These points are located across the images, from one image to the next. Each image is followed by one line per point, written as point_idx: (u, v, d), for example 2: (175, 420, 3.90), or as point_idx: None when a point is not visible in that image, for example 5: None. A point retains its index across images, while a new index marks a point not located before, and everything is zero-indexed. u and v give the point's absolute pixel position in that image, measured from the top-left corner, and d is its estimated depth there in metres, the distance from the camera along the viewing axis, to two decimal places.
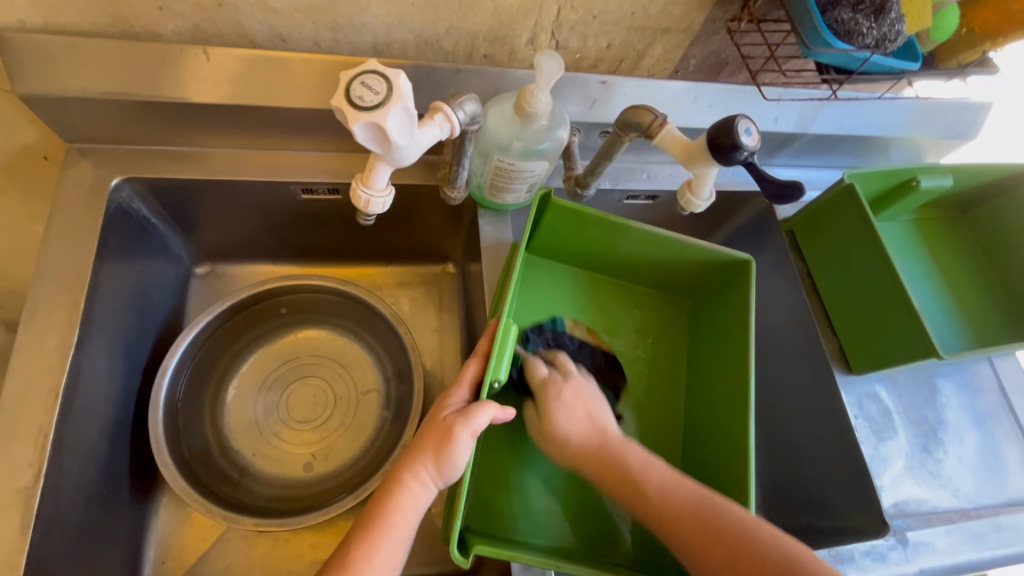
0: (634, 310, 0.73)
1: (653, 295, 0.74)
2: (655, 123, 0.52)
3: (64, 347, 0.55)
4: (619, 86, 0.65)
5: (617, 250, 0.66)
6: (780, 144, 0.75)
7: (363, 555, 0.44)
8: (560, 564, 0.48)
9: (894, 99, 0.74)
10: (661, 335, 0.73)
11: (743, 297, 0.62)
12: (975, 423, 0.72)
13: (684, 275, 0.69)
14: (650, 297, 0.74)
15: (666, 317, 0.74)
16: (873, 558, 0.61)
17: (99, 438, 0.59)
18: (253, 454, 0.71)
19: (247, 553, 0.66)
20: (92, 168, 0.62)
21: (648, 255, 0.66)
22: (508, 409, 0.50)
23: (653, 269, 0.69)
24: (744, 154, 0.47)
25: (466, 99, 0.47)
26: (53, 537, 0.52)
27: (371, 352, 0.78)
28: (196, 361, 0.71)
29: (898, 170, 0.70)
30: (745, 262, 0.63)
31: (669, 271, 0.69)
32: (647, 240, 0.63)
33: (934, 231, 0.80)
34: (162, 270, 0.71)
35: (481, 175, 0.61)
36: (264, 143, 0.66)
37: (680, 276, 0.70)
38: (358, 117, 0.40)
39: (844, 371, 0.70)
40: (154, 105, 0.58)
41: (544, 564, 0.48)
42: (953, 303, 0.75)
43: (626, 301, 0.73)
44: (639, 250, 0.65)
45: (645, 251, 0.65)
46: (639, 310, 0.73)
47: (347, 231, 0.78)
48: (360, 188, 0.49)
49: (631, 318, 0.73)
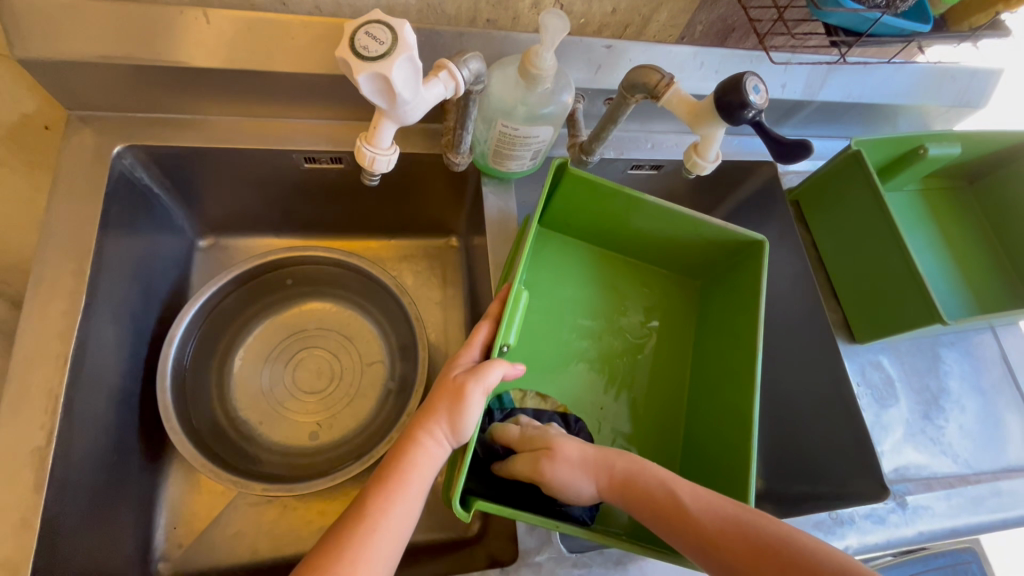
0: (645, 288, 0.73)
1: (664, 275, 0.74)
2: (662, 83, 0.52)
3: (71, 313, 0.55)
4: (624, 51, 0.64)
5: (629, 225, 0.65)
6: (787, 112, 0.75)
7: (379, 508, 0.45)
8: (560, 523, 0.47)
9: (904, 65, 0.73)
10: (670, 315, 0.72)
11: (754, 269, 0.62)
12: (978, 391, 0.72)
13: (695, 255, 0.68)
14: (660, 277, 0.74)
15: (676, 295, 0.73)
16: (873, 521, 0.62)
17: (109, 404, 0.60)
18: (259, 423, 0.72)
19: (255, 520, 0.67)
20: (93, 135, 0.62)
21: (660, 232, 0.65)
22: (518, 367, 0.51)
23: (667, 247, 0.68)
24: (751, 112, 0.47)
25: (471, 56, 0.46)
26: (67, 498, 0.53)
27: (376, 324, 0.79)
28: (203, 331, 0.71)
29: (906, 138, 0.69)
30: (758, 243, 0.61)
31: (682, 250, 0.68)
32: (659, 216, 0.62)
33: (940, 201, 0.80)
34: (165, 241, 0.71)
35: (485, 141, 0.61)
36: (265, 110, 0.65)
37: (691, 255, 0.69)
38: (363, 67, 0.39)
39: (847, 340, 0.71)
40: (153, 70, 0.57)
41: (545, 523, 0.47)
42: (958, 273, 0.75)
43: (635, 278, 0.73)
44: (651, 227, 0.64)
45: (658, 227, 0.64)
46: (649, 290, 0.73)
47: (349, 202, 0.78)
48: (365, 146, 0.49)
49: (641, 296, 0.72)
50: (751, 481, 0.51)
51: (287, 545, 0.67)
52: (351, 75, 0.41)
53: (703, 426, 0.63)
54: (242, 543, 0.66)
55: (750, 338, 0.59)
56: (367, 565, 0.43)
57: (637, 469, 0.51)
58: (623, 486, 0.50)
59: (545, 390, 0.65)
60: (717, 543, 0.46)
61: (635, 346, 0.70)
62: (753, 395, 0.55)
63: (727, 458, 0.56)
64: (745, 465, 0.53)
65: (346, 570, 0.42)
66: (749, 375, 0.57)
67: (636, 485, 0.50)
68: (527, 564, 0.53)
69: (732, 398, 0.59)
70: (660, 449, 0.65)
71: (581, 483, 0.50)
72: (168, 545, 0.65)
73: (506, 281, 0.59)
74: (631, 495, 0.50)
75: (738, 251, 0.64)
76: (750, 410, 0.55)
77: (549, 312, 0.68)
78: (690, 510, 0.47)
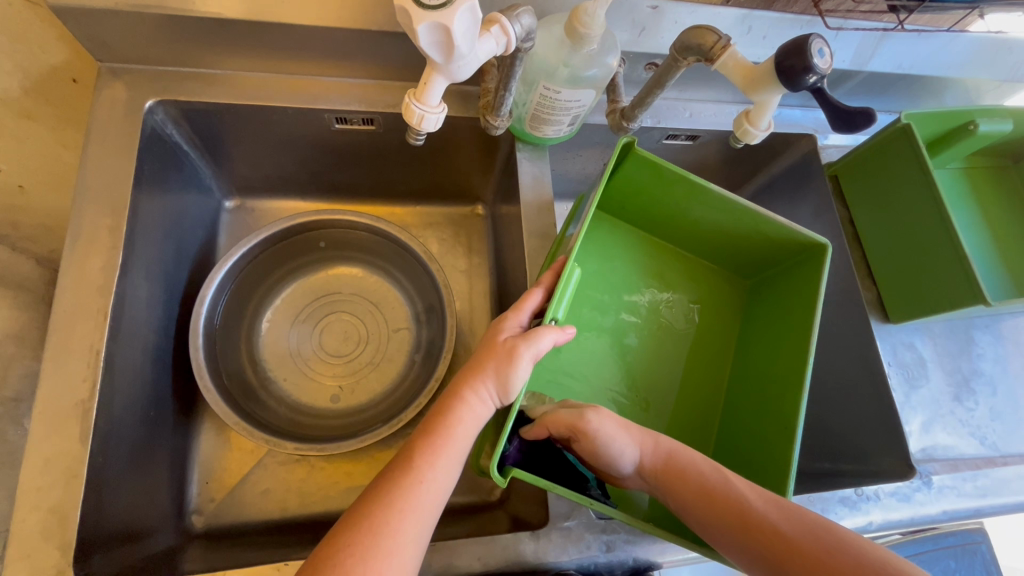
0: (692, 282, 0.72)
1: (713, 270, 0.73)
2: (718, 45, 0.49)
3: (109, 270, 0.55)
4: (671, 11, 0.61)
5: (687, 213, 0.64)
6: (834, 82, 0.72)
7: (424, 462, 0.45)
8: (592, 502, 0.47)
9: (961, 34, 0.69)
10: (715, 311, 0.71)
11: (812, 272, 0.60)
12: (1010, 374, 0.71)
13: (754, 252, 0.66)
14: (707, 271, 0.73)
15: (722, 289, 0.72)
16: (897, 498, 0.62)
17: (145, 360, 0.61)
18: (285, 380, 0.73)
19: (284, 478, 0.69)
20: (124, 89, 0.61)
21: (720, 224, 0.63)
22: (568, 331, 0.51)
23: (723, 242, 0.67)
24: (813, 78, 0.45)
25: (523, 11, 0.45)
26: (109, 449, 0.54)
27: (403, 291, 0.79)
28: (233, 290, 0.71)
29: (958, 112, 0.66)
30: (821, 248, 0.59)
31: (740, 247, 0.67)
32: (720, 207, 0.60)
33: (985, 181, 0.77)
34: (195, 201, 0.71)
35: (525, 105, 0.59)
36: (295, 67, 0.64)
37: (749, 253, 0.67)
38: (423, 16, 0.38)
39: (881, 319, 0.70)
40: (183, 22, 0.56)
41: (577, 499, 0.46)
42: (999, 254, 0.73)
43: (684, 270, 0.72)
44: (712, 218, 0.63)
45: (719, 220, 0.63)
46: (696, 284, 0.72)
47: (378, 165, 0.76)
48: (413, 104, 0.48)
49: (684, 287, 0.71)
50: (791, 471, 0.50)
51: (315, 503, 0.68)
52: (408, 25, 0.39)
53: (739, 425, 0.62)
54: (273, 500, 0.68)
55: (803, 337, 0.58)
56: (412, 515, 0.43)
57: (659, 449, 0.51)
58: (662, 476, 0.50)
59: (581, 371, 0.65)
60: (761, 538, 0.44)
61: (677, 336, 0.69)
62: (800, 398, 0.54)
63: (769, 445, 0.55)
64: (783, 465, 0.52)
65: (393, 519, 0.43)
66: (796, 377, 0.56)
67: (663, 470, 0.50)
68: (557, 528, 0.54)
69: (775, 399, 0.58)
70: (691, 444, 0.65)
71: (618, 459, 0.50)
72: (201, 499, 0.67)
73: (558, 254, 0.58)
74: (666, 484, 0.50)
75: (796, 248, 0.62)
76: (794, 411, 0.54)
77: (592, 294, 0.68)
78: (726, 501, 0.46)
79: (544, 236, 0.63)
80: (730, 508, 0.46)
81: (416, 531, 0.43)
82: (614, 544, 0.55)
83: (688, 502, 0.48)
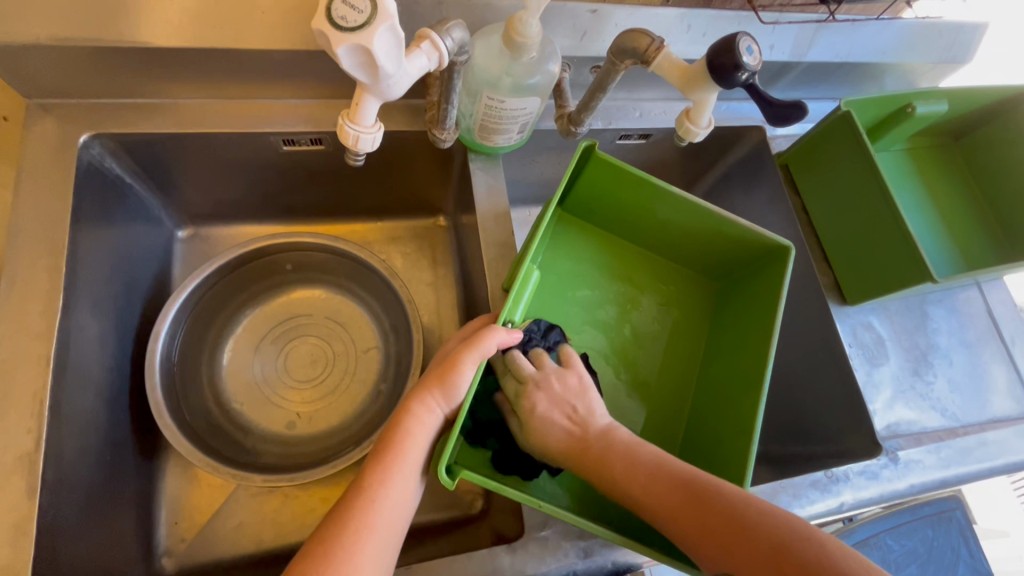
0: (660, 284, 0.72)
1: (681, 271, 0.73)
2: (652, 47, 0.50)
3: (50, 313, 0.53)
4: (610, 15, 0.62)
5: (652, 216, 0.64)
6: (776, 75, 0.74)
7: (378, 480, 0.46)
8: (542, 503, 0.45)
9: (891, 21, 0.72)
10: (684, 311, 0.72)
11: (776, 273, 0.61)
12: (965, 347, 0.73)
13: (718, 254, 0.67)
14: (678, 273, 0.73)
15: (690, 290, 0.73)
16: (866, 477, 0.63)
17: (97, 404, 0.59)
18: (251, 411, 0.71)
19: (258, 510, 0.67)
20: (57, 124, 0.58)
21: (686, 225, 0.63)
22: (513, 334, 0.53)
23: (689, 244, 0.68)
24: (745, 75, 0.46)
25: (453, 25, 0.45)
26: (62, 499, 0.52)
27: (367, 309, 0.78)
28: (190, 322, 0.69)
29: (895, 96, 0.68)
30: (785, 250, 0.60)
31: (706, 248, 0.67)
32: (683, 209, 0.61)
33: (927, 160, 0.80)
34: (144, 234, 0.69)
35: (471, 116, 0.59)
36: (237, 91, 0.63)
37: (713, 254, 0.68)
38: (342, 39, 0.37)
39: (838, 302, 0.72)
40: (114, 53, 0.54)
41: (527, 500, 0.45)
42: (946, 232, 0.76)
43: (652, 272, 0.73)
44: (678, 219, 0.63)
45: (684, 221, 0.63)
46: (664, 285, 0.72)
47: (333, 184, 0.75)
48: (347, 125, 0.47)
49: (653, 289, 0.72)
50: (749, 469, 0.51)
51: (291, 534, 0.66)
52: (328, 48, 0.39)
53: (705, 426, 0.62)
54: (246, 533, 0.66)
55: (767, 335, 0.58)
56: (369, 534, 0.44)
57: (634, 455, 0.51)
58: (617, 481, 0.50)
59: None
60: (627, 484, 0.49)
61: (645, 340, 0.69)
62: (759, 398, 0.54)
63: (732, 442, 0.56)
64: (742, 466, 0.52)
65: (349, 539, 0.44)
66: (757, 379, 0.57)
67: (611, 461, 0.51)
68: (533, 539, 0.54)
69: (738, 397, 0.58)
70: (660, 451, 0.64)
71: (545, 427, 0.53)
72: (170, 540, 0.65)
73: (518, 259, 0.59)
74: (654, 503, 0.48)
75: (759, 250, 0.63)
76: (757, 409, 0.54)
77: (561, 297, 0.68)
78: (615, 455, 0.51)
79: (503, 245, 0.63)
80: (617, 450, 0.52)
81: (375, 548, 0.44)
82: (591, 550, 0.54)
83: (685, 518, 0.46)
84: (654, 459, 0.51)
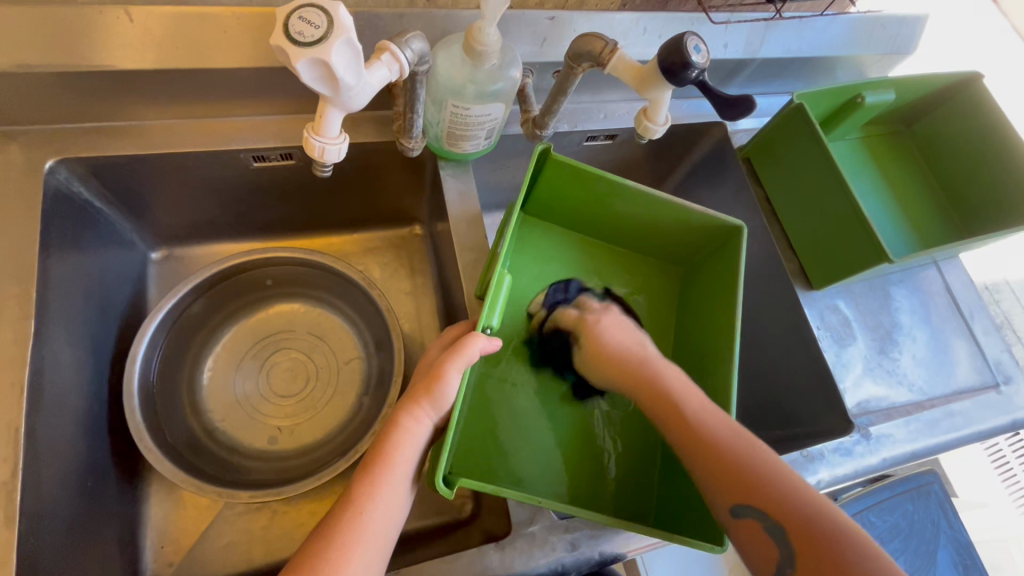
0: (629, 274, 0.74)
1: (649, 261, 0.75)
2: (606, 49, 0.52)
3: (21, 341, 0.53)
4: (568, 22, 0.64)
5: (611, 210, 0.66)
6: (732, 72, 0.76)
7: (366, 493, 0.47)
8: (542, 499, 0.47)
9: (836, 17, 0.75)
10: (654, 300, 0.74)
11: (733, 254, 0.63)
12: (927, 323, 0.77)
13: (680, 241, 0.69)
14: (646, 264, 0.75)
15: (658, 279, 0.75)
16: (841, 454, 0.65)
17: (75, 430, 0.58)
18: (235, 430, 0.71)
19: (246, 529, 0.67)
20: (21, 150, 0.58)
21: (641, 215, 0.66)
22: (494, 341, 0.52)
23: (650, 234, 0.70)
24: (694, 73, 0.48)
25: (412, 36, 0.46)
26: (43, 527, 0.51)
27: (347, 320, 0.78)
28: (167, 344, 0.69)
29: (845, 88, 0.71)
30: (736, 229, 0.63)
31: (666, 236, 0.69)
32: (639, 200, 0.63)
33: (880, 146, 0.83)
34: (117, 258, 0.69)
35: (437, 124, 0.61)
36: (204, 109, 0.63)
37: (675, 243, 0.70)
38: (301, 54, 0.38)
39: (806, 287, 0.74)
40: (77, 76, 0.54)
41: (527, 499, 0.47)
42: (900, 211, 0.79)
43: (620, 263, 0.74)
44: (633, 211, 0.65)
45: (640, 212, 0.65)
46: (632, 275, 0.74)
47: (306, 198, 0.76)
48: (313, 137, 0.48)
49: (622, 280, 0.74)
50: None
51: (281, 549, 0.66)
52: (288, 62, 0.40)
53: None
54: (236, 552, 0.65)
55: (729, 316, 0.60)
56: (360, 545, 0.45)
57: (702, 414, 0.52)
58: (678, 421, 0.52)
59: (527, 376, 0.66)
60: (685, 425, 0.52)
61: None
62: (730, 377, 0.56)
63: None
64: None
65: (341, 551, 0.44)
66: (724, 357, 0.59)
67: (680, 407, 0.53)
68: (521, 536, 0.55)
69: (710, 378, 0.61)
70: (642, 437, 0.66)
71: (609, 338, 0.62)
72: (158, 564, 0.64)
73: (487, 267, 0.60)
74: (705, 458, 0.50)
75: (718, 235, 0.65)
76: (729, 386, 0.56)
77: (534, 295, 0.70)
78: (685, 406, 0.53)
79: (478, 249, 0.64)
80: (688, 405, 0.53)
81: (365, 558, 0.45)
82: (578, 542, 0.55)
83: (723, 477, 0.48)
84: (723, 425, 0.51)
